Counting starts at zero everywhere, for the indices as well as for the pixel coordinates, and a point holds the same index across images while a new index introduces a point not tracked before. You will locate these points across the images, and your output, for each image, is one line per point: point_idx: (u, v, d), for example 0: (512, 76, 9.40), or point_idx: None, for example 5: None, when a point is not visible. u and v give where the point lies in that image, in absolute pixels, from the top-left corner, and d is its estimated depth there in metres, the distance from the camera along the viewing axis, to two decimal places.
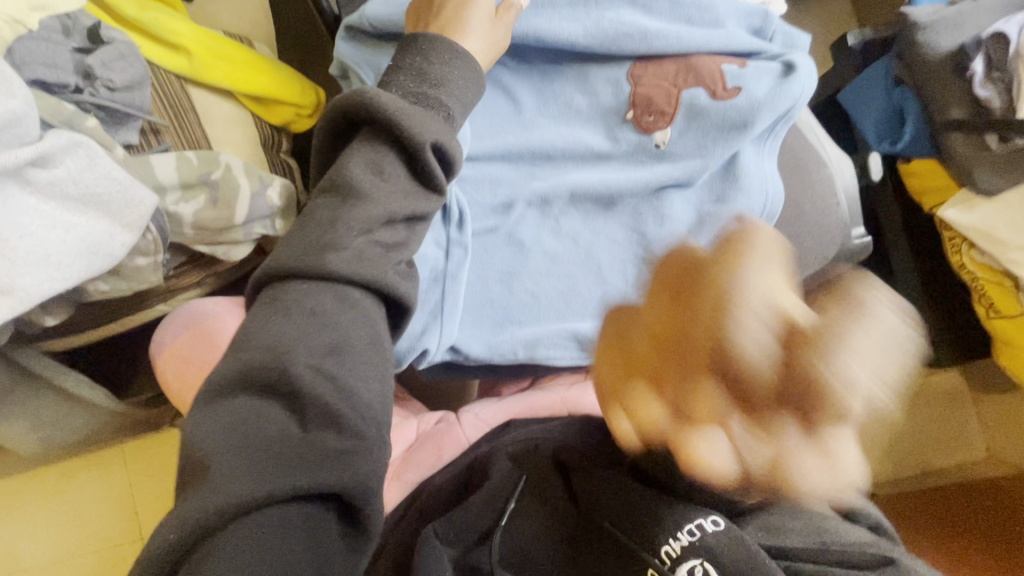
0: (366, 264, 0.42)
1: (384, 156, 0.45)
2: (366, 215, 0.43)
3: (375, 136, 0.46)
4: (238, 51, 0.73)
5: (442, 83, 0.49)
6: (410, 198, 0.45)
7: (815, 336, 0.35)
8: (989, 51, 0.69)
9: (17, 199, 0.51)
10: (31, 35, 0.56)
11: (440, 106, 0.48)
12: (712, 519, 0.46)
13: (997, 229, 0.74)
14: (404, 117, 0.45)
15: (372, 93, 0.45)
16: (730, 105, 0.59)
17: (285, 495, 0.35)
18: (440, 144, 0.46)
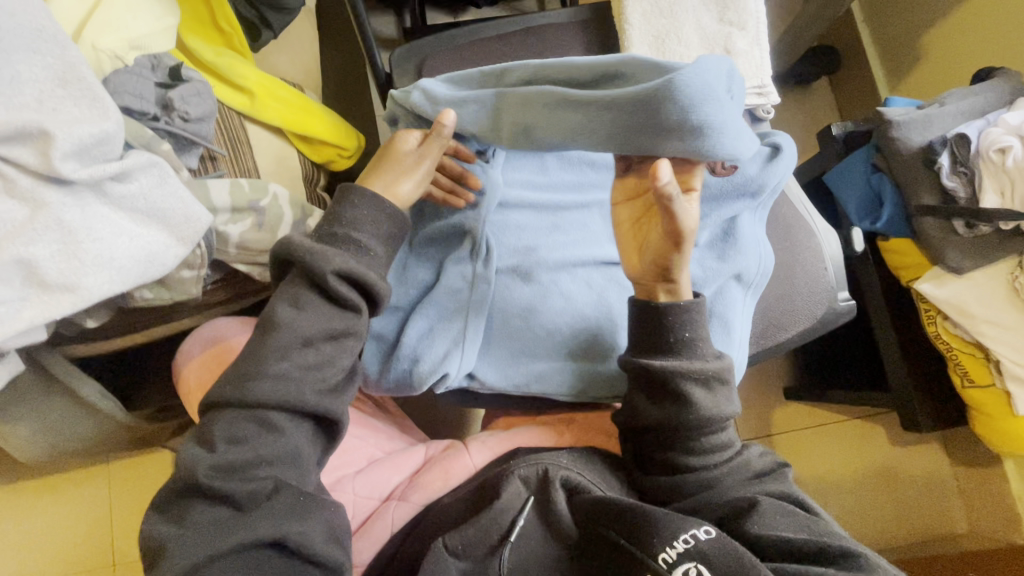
0: (285, 385, 0.51)
1: (303, 291, 0.53)
2: (281, 343, 0.52)
3: (299, 277, 0.54)
4: (295, 96, 0.81)
5: (351, 224, 0.56)
6: (325, 321, 0.53)
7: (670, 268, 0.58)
8: (953, 148, 0.81)
9: (92, 207, 0.56)
10: (126, 69, 0.63)
11: (350, 242, 0.55)
12: (704, 530, 0.54)
13: (967, 304, 0.82)
14: (310, 260, 0.53)
15: (291, 243, 0.54)
16: (727, 181, 0.68)
17: (224, 551, 0.46)
18: (346, 275, 0.54)
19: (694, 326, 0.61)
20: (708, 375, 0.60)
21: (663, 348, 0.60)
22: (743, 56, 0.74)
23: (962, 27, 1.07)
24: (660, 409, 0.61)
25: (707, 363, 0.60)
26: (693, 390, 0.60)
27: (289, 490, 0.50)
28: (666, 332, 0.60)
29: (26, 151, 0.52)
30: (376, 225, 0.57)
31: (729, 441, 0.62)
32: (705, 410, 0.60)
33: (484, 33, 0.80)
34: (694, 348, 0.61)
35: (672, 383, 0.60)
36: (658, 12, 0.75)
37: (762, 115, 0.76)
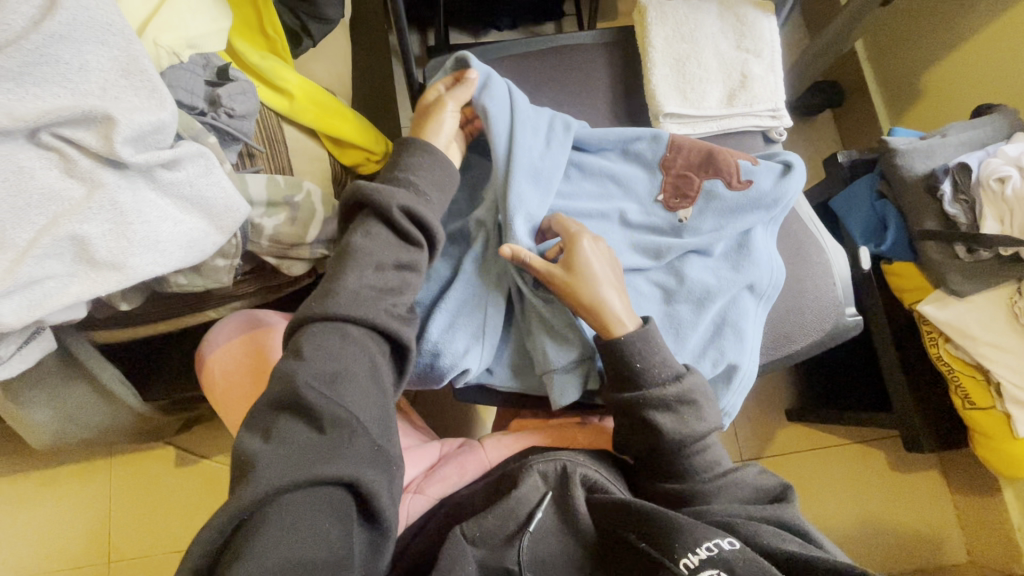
0: (358, 302, 0.55)
1: (371, 223, 0.60)
2: (359, 264, 0.57)
3: (368, 213, 0.60)
4: (331, 101, 0.85)
5: (410, 168, 0.63)
6: (394, 251, 0.59)
7: (602, 316, 0.63)
8: (955, 177, 0.85)
9: (142, 191, 0.58)
10: (181, 65, 0.67)
11: (412, 185, 0.62)
12: (727, 541, 0.54)
13: (968, 326, 0.86)
14: (377, 195, 0.59)
15: (361, 184, 0.61)
16: (744, 194, 0.71)
17: (303, 483, 0.44)
18: (409, 210, 0.60)
19: (646, 356, 0.62)
20: (674, 400, 0.62)
21: (627, 381, 0.63)
22: (758, 81, 0.79)
23: (961, 68, 1.13)
24: (632, 433, 0.64)
25: (665, 388, 0.62)
26: (655, 417, 0.62)
27: (362, 436, 0.49)
28: (621, 363, 0.63)
29: (89, 134, 0.55)
30: (431, 174, 0.64)
31: (710, 460, 0.63)
32: (671, 435, 0.62)
33: (512, 50, 0.84)
34: (648, 376, 0.62)
35: (635, 410, 0.62)
36: (678, 38, 0.80)
37: (774, 137, 0.81)
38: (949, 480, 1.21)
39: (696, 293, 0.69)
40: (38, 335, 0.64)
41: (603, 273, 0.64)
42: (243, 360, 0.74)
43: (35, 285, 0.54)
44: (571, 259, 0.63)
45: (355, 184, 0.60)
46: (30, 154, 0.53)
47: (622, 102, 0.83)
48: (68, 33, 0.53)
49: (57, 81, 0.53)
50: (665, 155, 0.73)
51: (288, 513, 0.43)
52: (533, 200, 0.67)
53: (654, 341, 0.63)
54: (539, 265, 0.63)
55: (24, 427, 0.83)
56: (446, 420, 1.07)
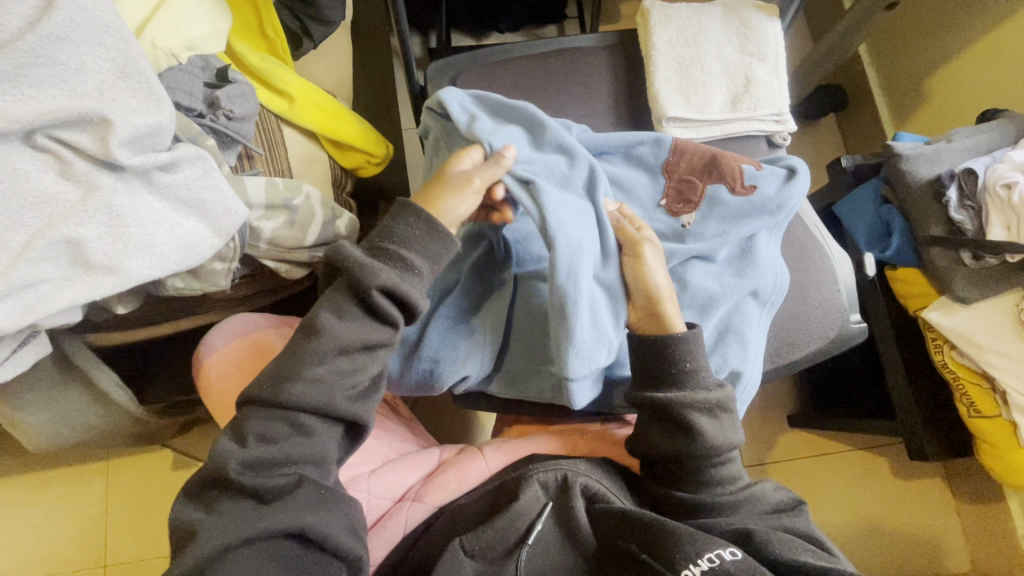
0: (318, 390, 0.54)
1: (345, 301, 0.56)
2: (319, 351, 0.54)
3: (344, 285, 0.57)
4: (331, 103, 0.84)
5: (400, 241, 0.58)
6: (364, 332, 0.56)
7: (661, 307, 0.62)
8: (961, 182, 0.84)
9: (139, 194, 0.57)
10: (178, 66, 0.66)
11: (399, 259, 0.57)
12: (730, 551, 0.53)
13: (974, 333, 0.85)
14: (356, 273, 0.55)
15: (342, 252, 0.56)
16: (747, 199, 0.70)
17: (248, 539, 0.49)
18: (389, 289, 0.56)
19: (695, 358, 0.62)
20: (712, 405, 0.61)
21: (664, 382, 0.62)
22: (762, 85, 0.78)
23: (965, 73, 1.12)
24: (663, 438, 0.62)
25: (710, 392, 0.62)
26: (698, 420, 0.61)
27: (307, 494, 0.53)
28: (668, 363, 0.61)
29: (85, 136, 0.54)
30: (422, 247, 0.58)
31: (732, 472, 0.63)
32: (709, 440, 0.61)
33: (514, 53, 0.83)
34: (693, 378, 0.62)
35: (677, 412, 0.61)
36: (682, 41, 0.79)
37: (778, 141, 0.80)
38: (954, 488, 1.20)
39: (699, 299, 0.69)
40: (33, 339, 0.63)
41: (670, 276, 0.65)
42: (239, 365, 0.73)
43: (29, 288, 0.53)
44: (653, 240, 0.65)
45: (337, 251, 0.56)
46: (25, 156, 0.53)
47: (625, 106, 0.82)
48: (64, 34, 0.53)
49: (54, 83, 0.53)
50: (668, 159, 0.72)
51: (235, 567, 0.48)
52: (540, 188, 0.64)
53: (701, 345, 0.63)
54: (631, 231, 0.63)
55: (19, 431, 0.82)
56: (445, 426, 1.06)
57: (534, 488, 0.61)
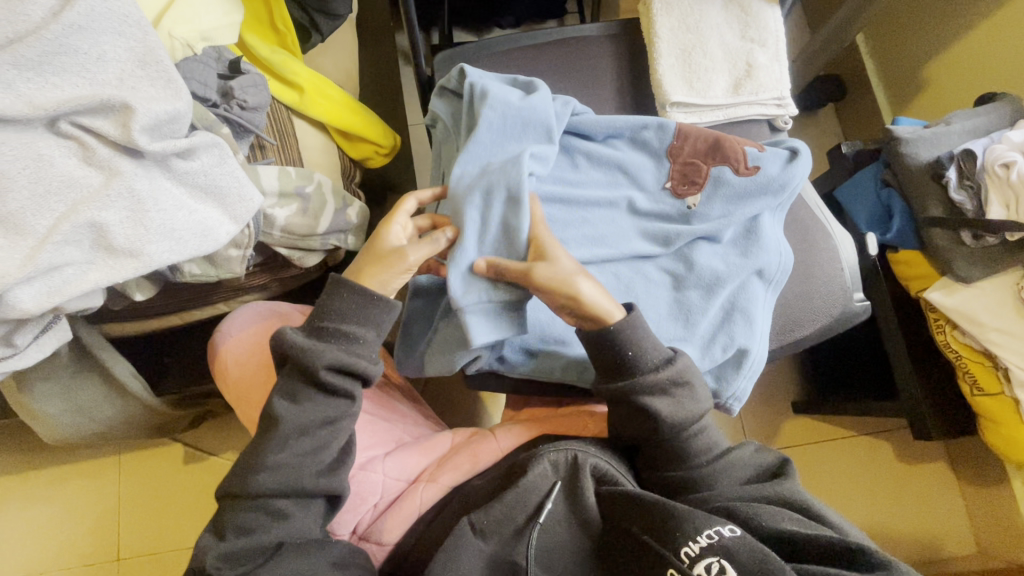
0: (285, 474, 0.58)
1: (299, 385, 0.59)
2: (283, 436, 0.58)
3: (294, 370, 0.59)
4: (340, 94, 0.85)
5: (341, 317, 0.60)
6: (321, 409, 0.59)
7: (587, 311, 0.60)
8: (960, 163, 0.85)
9: (157, 179, 0.59)
10: (194, 58, 0.68)
11: (343, 334, 0.60)
12: (728, 528, 0.54)
13: (976, 312, 0.86)
14: (302, 357, 0.58)
15: (285, 338, 0.59)
16: (752, 179, 0.72)
17: None
18: (338, 367, 0.59)
19: (636, 341, 0.61)
20: (664, 384, 0.61)
21: (611, 368, 0.62)
22: (764, 70, 0.80)
23: (961, 60, 1.14)
24: (628, 422, 0.63)
25: (658, 372, 0.61)
26: (652, 402, 0.61)
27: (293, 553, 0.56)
28: (611, 352, 0.61)
29: (107, 122, 0.56)
30: (364, 318, 0.61)
31: (706, 441, 0.63)
32: (670, 419, 0.61)
33: (517, 43, 0.85)
34: (638, 363, 0.61)
35: (630, 399, 0.61)
36: (684, 29, 0.81)
37: (780, 125, 0.82)
38: (957, 470, 1.20)
39: (705, 281, 0.70)
40: (54, 325, 0.65)
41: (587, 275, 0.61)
42: (255, 350, 0.74)
43: (54, 272, 0.54)
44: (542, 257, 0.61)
45: (278, 337, 0.59)
46: (50, 143, 0.54)
47: (629, 93, 0.83)
48: (86, 24, 0.54)
49: (75, 71, 0.54)
50: (673, 143, 0.73)
51: None
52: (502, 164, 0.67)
53: (641, 326, 0.62)
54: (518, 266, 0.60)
55: (37, 423, 0.84)
56: (454, 414, 1.08)
57: (539, 466, 0.61)
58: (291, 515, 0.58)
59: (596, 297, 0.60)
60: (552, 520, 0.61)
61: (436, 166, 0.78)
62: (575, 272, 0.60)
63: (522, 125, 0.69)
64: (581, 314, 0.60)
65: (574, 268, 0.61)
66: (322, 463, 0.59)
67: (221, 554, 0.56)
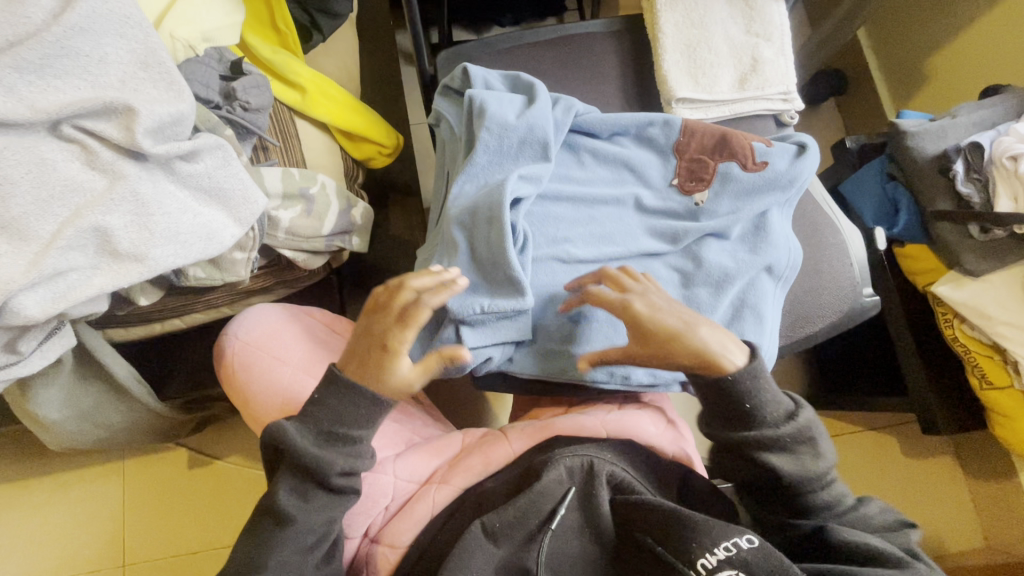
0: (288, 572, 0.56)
1: (308, 487, 0.59)
2: (291, 534, 0.57)
3: (299, 471, 0.59)
4: (343, 94, 0.85)
5: (349, 423, 0.60)
6: (329, 508, 0.60)
7: (713, 364, 0.59)
8: (968, 156, 0.85)
9: (161, 183, 0.58)
10: (196, 59, 0.67)
11: (350, 439, 0.60)
12: (747, 538, 0.54)
13: (985, 306, 0.86)
14: (315, 468, 0.58)
15: (294, 448, 0.59)
16: (760, 175, 0.71)
17: None
18: (348, 471, 0.60)
19: (754, 395, 0.60)
20: (784, 436, 0.60)
21: (735, 424, 0.61)
22: (769, 64, 0.79)
23: (964, 53, 1.13)
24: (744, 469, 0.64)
25: (780, 427, 0.60)
26: (770, 457, 0.60)
27: None
28: (728, 404, 0.61)
29: (110, 126, 0.55)
30: (367, 421, 0.61)
31: (835, 496, 0.62)
32: (786, 473, 0.60)
33: (521, 41, 0.84)
34: (762, 415, 0.60)
35: (748, 452, 0.61)
36: (688, 24, 0.80)
37: (786, 120, 0.81)
38: (963, 464, 1.20)
39: (714, 277, 0.69)
40: (59, 330, 0.64)
41: (699, 324, 0.60)
42: (262, 354, 0.73)
43: (59, 277, 0.54)
44: (642, 324, 0.60)
45: (286, 446, 0.58)
46: (52, 146, 0.54)
47: (634, 89, 0.83)
48: (87, 26, 0.54)
49: (78, 74, 0.53)
50: (679, 140, 0.73)
51: None
52: (498, 167, 0.69)
53: (764, 380, 0.61)
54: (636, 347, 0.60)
55: (41, 430, 0.83)
56: (461, 414, 1.07)
57: (555, 471, 0.62)
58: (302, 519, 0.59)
59: (716, 343, 0.60)
60: (567, 527, 0.61)
61: (439, 167, 0.78)
62: (687, 327, 0.59)
63: (519, 141, 0.69)
64: (711, 368, 0.59)
65: (681, 321, 0.60)
66: (321, 513, 0.59)
67: None
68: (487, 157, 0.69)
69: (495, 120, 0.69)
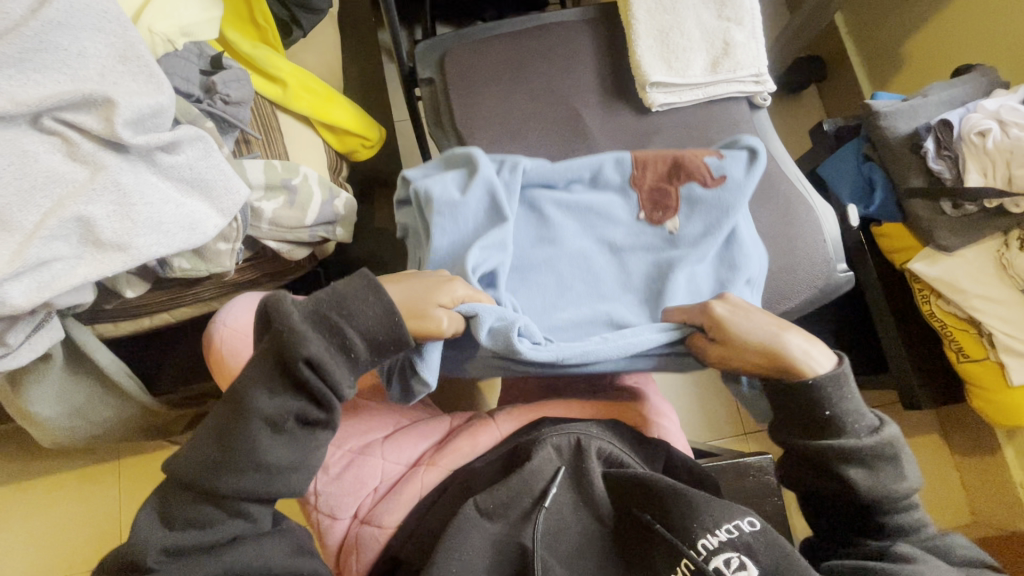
0: (252, 478, 0.50)
1: (277, 374, 0.50)
2: (249, 430, 0.50)
3: (275, 347, 0.50)
4: (324, 87, 0.85)
5: (351, 315, 0.51)
6: (293, 408, 0.51)
7: (800, 372, 0.57)
8: (938, 133, 0.87)
9: (143, 175, 0.59)
10: (175, 54, 0.69)
11: (343, 338, 0.51)
12: (749, 522, 0.56)
13: (959, 280, 0.88)
14: (295, 346, 0.49)
15: (286, 315, 0.49)
16: (723, 193, 0.70)
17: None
18: (320, 369, 0.50)
19: (836, 403, 0.57)
20: (867, 453, 0.57)
21: (812, 428, 0.59)
22: (740, 48, 0.81)
23: (940, 36, 1.15)
24: (814, 480, 0.60)
25: (863, 440, 0.57)
26: (849, 470, 0.57)
27: None
28: (808, 412, 0.58)
29: (89, 117, 0.56)
30: (371, 326, 0.51)
31: (913, 520, 0.59)
32: (865, 489, 0.57)
33: (498, 31, 0.86)
34: (844, 424, 0.57)
35: (827, 463, 0.58)
36: (661, 10, 0.82)
37: (759, 102, 0.84)
38: (950, 443, 1.21)
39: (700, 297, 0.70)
40: (47, 322, 0.65)
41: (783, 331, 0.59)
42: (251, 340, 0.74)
43: (43, 267, 0.55)
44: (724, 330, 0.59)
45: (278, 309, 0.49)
46: (34, 139, 0.55)
47: (610, 75, 0.84)
48: (65, 20, 0.55)
49: (58, 68, 0.55)
50: (634, 173, 0.73)
51: None
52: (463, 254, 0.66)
53: (847, 389, 0.58)
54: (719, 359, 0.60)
55: (34, 427, 0.84)
56: (451, 401, 1.09)
57: (545, 452, 0.63)
58: (260, 399, 0.50)
59: (805, 352, 0.58)
60: (561, 502, 0.62)
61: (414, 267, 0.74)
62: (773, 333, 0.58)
63: (477, 220, 0.67)
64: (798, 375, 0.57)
65: (765, 325, 0.58)
66: (288, 411, 0.50)
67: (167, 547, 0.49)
68: (451, 244, 0.66)
69: (448, 210, 0.66)
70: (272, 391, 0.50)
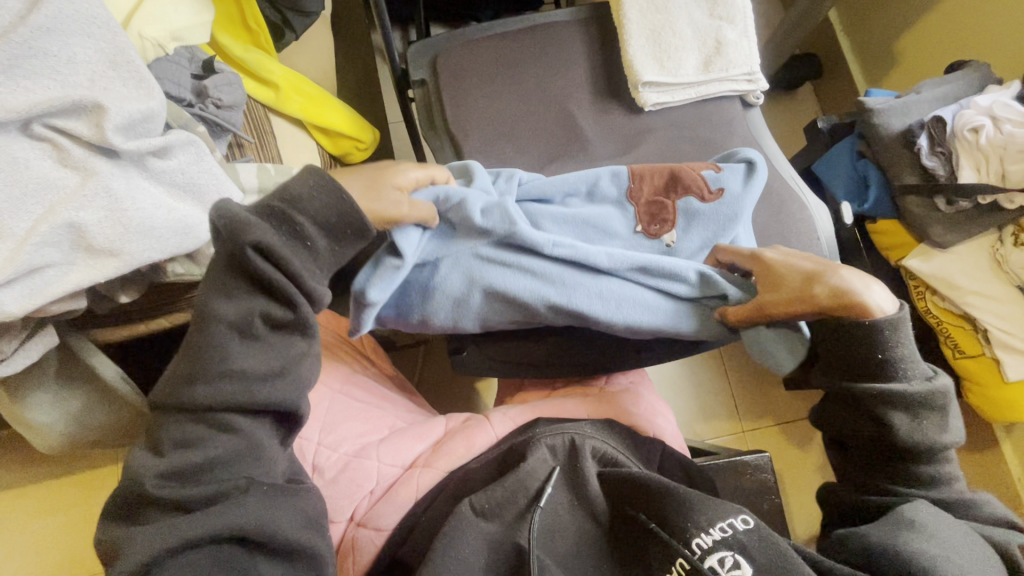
0: (233, 388, 0.50)
1: (235, 281, 0.50)
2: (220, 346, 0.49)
3: (227, 249, 0.49)
4: (317, 91, 0.86)
5: (294, 200, 0.51)
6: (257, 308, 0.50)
7: (862, 310, 0.57)
8: (931, 130, 0.87)
9: (135, 179, 0.59)
10: (166, 57, 0.69)
11: (297, 230, 0.51)
12: (742, 520, 0.56)
13: (953, 277, 0.88)
14: (246, 242, 0.48)
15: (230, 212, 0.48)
16: (719, 205, 0.71)
17: (199, 539, 0.46)
18: (273, 259, 0.49)
19: (892, 346, 0.57)
20: (915, 400, 0.56)
21: (862, 370, 0.58)
22: (732, 46, 0.81)
23: (933, 32, 1.15)
24: (855, 424, 0.60)
25: (915, 386, 0.57)
26: (893, 415, 0.57)
27: None
28: (862, 352, 0.58)
29: (80, 123, 0.56)
30: (321, 210, 0.52)
31: (944, 474, 0.58)
32: (903, 436, 0.57)
33: (489, 31, 0.85)
34: (897, 370, 0.57)
35: (873, 406, 0.57)
36: (653, 9, 0.82)
37: (752, 100, 0.84)
38: None
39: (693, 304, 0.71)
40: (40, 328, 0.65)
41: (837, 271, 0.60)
42: None
43: (35, 273, 0.55)
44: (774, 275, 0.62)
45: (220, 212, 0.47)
46: (23, 146, 0.55)
47: (603, 75, 0.84)
48: (54, 26, 0.55)
49: (47, 74, 0.55)
50: (631, 186, 0.73)
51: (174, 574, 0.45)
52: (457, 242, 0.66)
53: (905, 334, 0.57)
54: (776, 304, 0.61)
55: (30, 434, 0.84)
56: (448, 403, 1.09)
57: (540, 453, 0.63)
58: (225, 311, 0.49)
59: (866, 289, 0.58)
60: (557, 503, 0.61)
61: None
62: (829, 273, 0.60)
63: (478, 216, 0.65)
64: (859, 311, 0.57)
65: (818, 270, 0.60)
66: (252, 310, 0.51)
67: (160, 471, 0.49)
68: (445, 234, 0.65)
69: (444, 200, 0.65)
70: (235, 295, 0.50)
